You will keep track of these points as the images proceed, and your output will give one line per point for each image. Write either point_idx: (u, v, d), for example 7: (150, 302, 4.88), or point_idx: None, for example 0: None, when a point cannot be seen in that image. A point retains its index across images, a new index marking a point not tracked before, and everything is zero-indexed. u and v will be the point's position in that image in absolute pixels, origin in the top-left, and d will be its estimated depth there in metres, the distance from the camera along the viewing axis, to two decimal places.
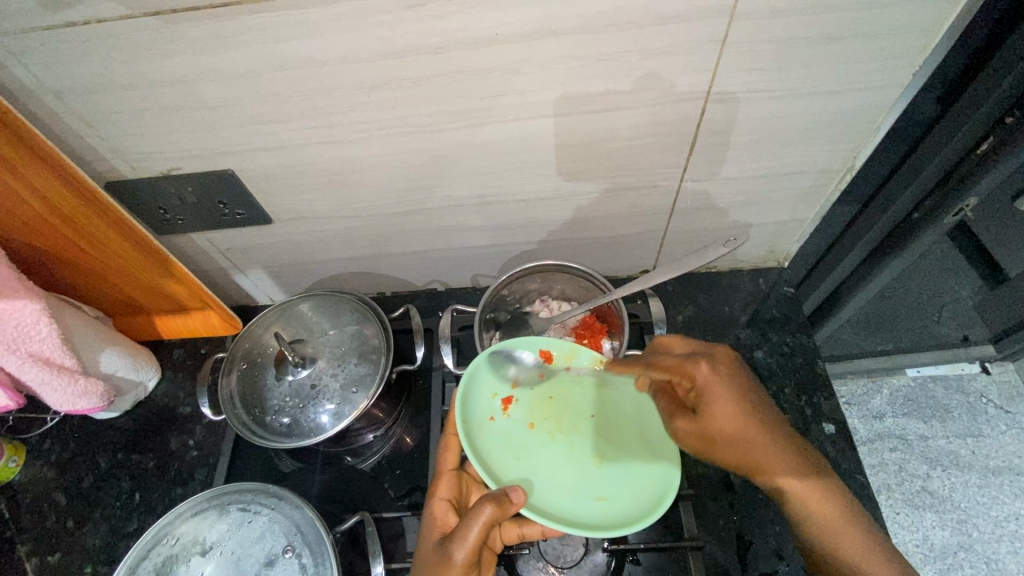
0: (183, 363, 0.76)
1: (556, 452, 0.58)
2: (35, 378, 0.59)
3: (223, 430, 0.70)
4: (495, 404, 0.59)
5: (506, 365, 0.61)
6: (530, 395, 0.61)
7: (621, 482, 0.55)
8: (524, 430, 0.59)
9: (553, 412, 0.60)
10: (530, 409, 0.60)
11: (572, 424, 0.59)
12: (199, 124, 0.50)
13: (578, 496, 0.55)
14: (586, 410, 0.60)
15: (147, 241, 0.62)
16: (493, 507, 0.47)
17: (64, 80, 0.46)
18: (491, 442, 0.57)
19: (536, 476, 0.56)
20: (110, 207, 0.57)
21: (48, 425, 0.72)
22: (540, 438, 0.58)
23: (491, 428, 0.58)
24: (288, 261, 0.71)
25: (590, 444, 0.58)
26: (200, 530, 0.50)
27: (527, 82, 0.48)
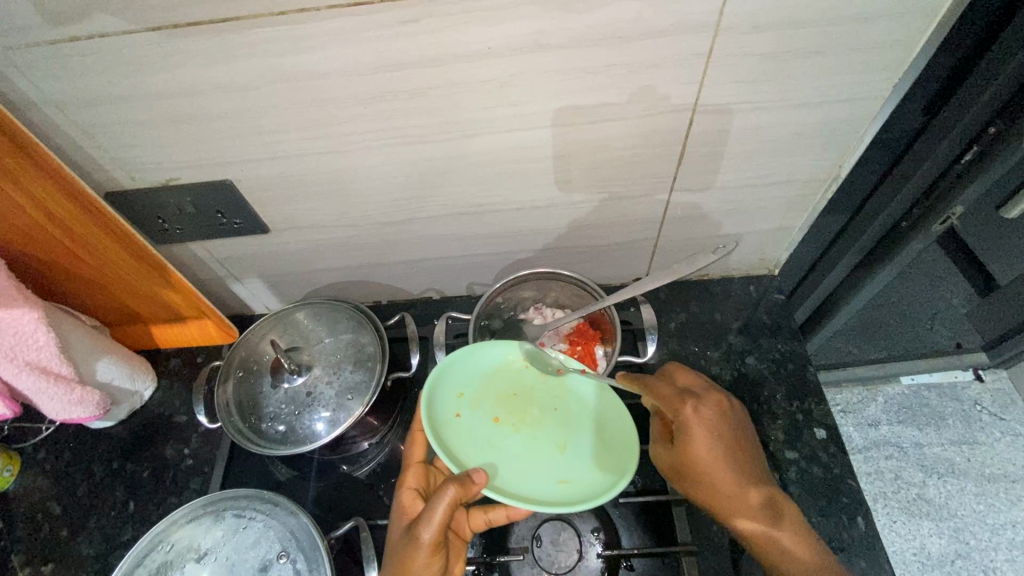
0: (179, 372, 0.77)
1: (521, 445, 0.57)
2: (30, 387, 0.59)
3: (219, 438, 0.70)
4: (458, 402, 0.59)
5: (467, 365, 0.61)
6: (492, 391, 0.60)
7: (585, 468, 0.55)
8: (489, 425, 0.58)
9: (516, 406, 0.60)
10: (494, 405, 0.59)
11: (535, 417, 0.59)
12: (199, 135, 0.52)
13: (543, 482, 0.54)
14: (550, 404, 0.60)
15: (147, 252, 0.63)
16: (455, 488, 0.47)
17: (65, 92, 0.47)
18: (455, 437, 0.56)
19: (502, 465, 0.55)
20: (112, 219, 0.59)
21: (43, 434, 0.72)
22: (505, 432, 0.57)
23: (455, 424, 0.57)
24: (285, 269, 0.72)
25: (556, 434, 0.58)
26: (195, 536, 0.50)
27: (518, 94, 0.49)
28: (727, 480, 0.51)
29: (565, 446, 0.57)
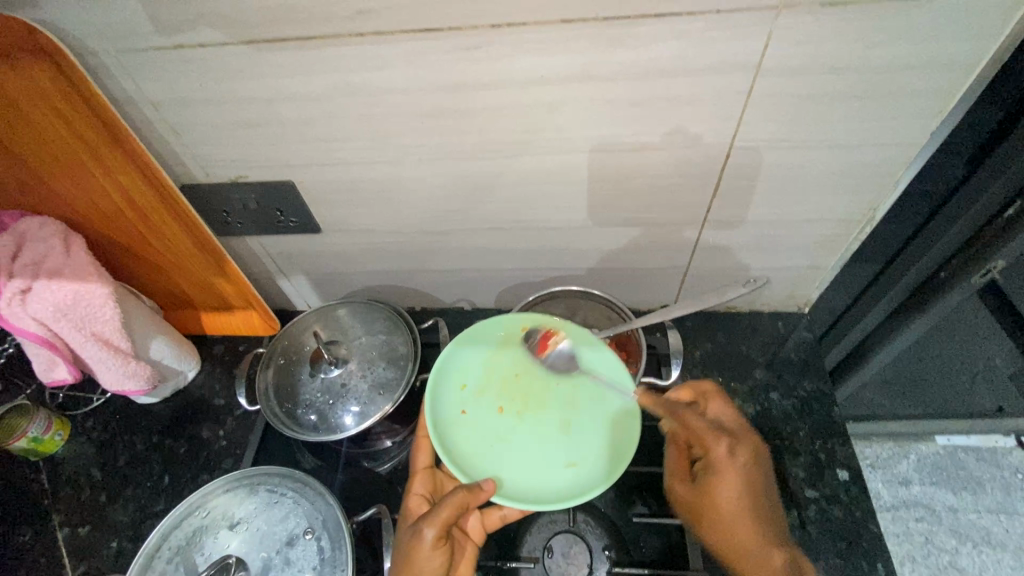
0: (222, 357, 0.81)
1: (527, 426, 0.59)
2: (92, 356, 0.65)
3: (253, 424, 0.74)
4: (462, 398, 0.60)
5: (467, 357, 0.63)
6: (493, 377, 0.62)
7: (590, 450, 0.57)
8: (494, 413, 0.60)
9: (518, 389, 0.61)
10: (499, 394, 0.61)
11: (540, 397, 0.61)
12: (271, 138, 0.57)
13: (551, 466, 0.57)
14: (552, 385, 0.61)
15: (209, 243, 0.68)
16: (463, 492, 0.50)
17: (162, 93, 0.53)
18: (461, 429, 0.58)
19: (509, 452, 0.58)
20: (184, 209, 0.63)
21: (93, 404, 0.78)
22: (510, 417, 0.60)
23: (461, 424, 0.59)
24: (330, 269, 0.76)
25: (560, 412, 0.60)
26: (230, 505, 0.54)
27: (564, 119, 0.52)
28: (746, 528, 0.51)
29: (567, 427, 0.59)
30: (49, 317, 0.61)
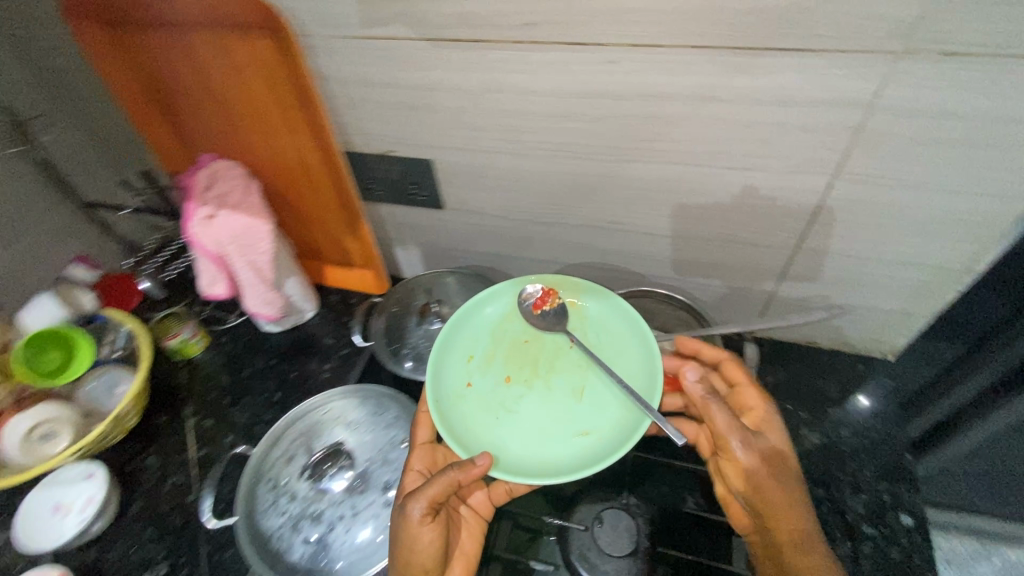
0: (335, 305, 0.94)
1: (536, 397, 0.66)
2: (245, 278, 0.79)
3: (353, 364, 0.85)
4: (469, 369, 0.68)
5: (475, 330, 0.70)
6: (497, 356, 0.69)
7: (607, 406, 0.64)
8: (501, 386, 0.67)
9: (524, 365, 0.68)
10: (504, 366, 0.68)
11: (546, 372, 0.68)
12: (424, 120, 0.68)
13: (564, 435, 0.63)
14: (558, 360, 0.68)
15: (354, 208, 0.81)
16: (453, 471, 0.55)
17: (350, 73, 0.65)
18: (471, 402, 0.65)
19: (521, 422, 0.64)
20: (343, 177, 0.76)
21: (226, 324, 0.92)
22: (519, 389, 0.66)
23: (471, 395, 0.66)
24: (440, 243, 0.87)
25: (569, 379, 0.67)
26: (348, 409, 0.75)
27: (680, 133, 0.59)
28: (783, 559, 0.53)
29: (582, 389, 0.66)
30: (223, 243, 0.75)
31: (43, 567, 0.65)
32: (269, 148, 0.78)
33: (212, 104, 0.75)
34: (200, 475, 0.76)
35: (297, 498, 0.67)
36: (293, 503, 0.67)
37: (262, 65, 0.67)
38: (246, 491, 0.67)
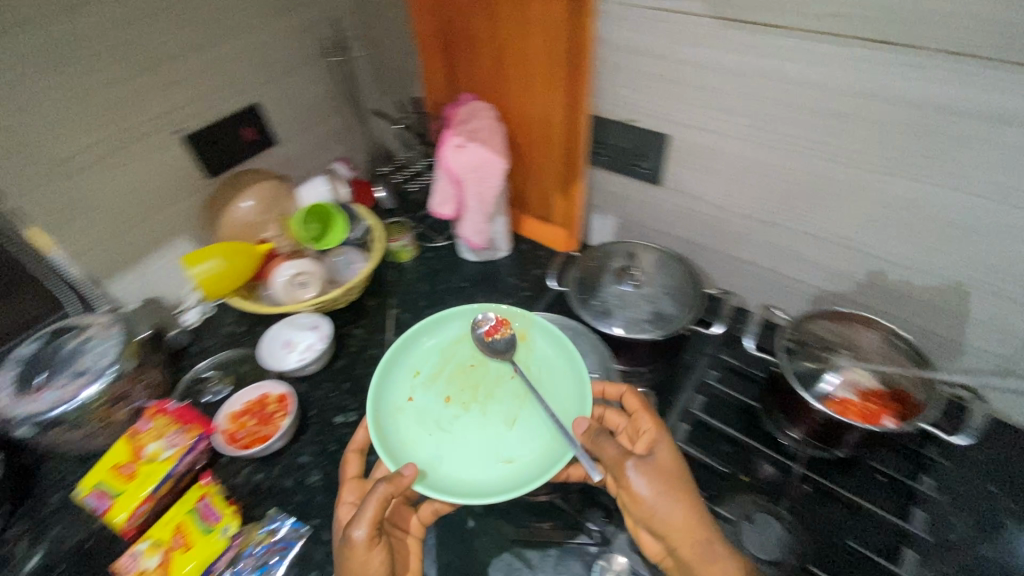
0: (526, 253, 1.06)
1: (471, 417, 0.74)
2: (470, 206, 0.92)
3: (533, 305, 0.96)
4: (423, 387, 0.77)
5: (432, 356, 0.81)
6: (443, 376, 0.79)
7: (533, 440, 0.71)
8: (439, 404, 0.75)
9: (464, 390, 0.77)
10: (452, 388, 0.78)
11: (486, 397, 0.76)
12: (678, 96, 0.73)
13: (491, 464, 0.69)
14: (502, 376, 0.79)
15: (576, 167, 0.90)
16: (386, 484, 0.59)
17: (626, 41, 0.73)
18: (409, 412, 0.74)
19: (451, 446, 0.71)
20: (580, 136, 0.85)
21: (434, 245, 1.09)
22: (454, 409, 0.75)
23: (416, 408, 0.75)
24: (642, 219, 0.91)
25: (507, 408, 0.75)
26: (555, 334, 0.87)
27: (961, 153, 0.57)
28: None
29: (514, 418, 0.74)
30: (465, 168, 0.88)
31: (275, 382, 0.84)
32: (522, 101, 0.89)
33: (487, 56, 0.88)
34: None
35: None
36: None
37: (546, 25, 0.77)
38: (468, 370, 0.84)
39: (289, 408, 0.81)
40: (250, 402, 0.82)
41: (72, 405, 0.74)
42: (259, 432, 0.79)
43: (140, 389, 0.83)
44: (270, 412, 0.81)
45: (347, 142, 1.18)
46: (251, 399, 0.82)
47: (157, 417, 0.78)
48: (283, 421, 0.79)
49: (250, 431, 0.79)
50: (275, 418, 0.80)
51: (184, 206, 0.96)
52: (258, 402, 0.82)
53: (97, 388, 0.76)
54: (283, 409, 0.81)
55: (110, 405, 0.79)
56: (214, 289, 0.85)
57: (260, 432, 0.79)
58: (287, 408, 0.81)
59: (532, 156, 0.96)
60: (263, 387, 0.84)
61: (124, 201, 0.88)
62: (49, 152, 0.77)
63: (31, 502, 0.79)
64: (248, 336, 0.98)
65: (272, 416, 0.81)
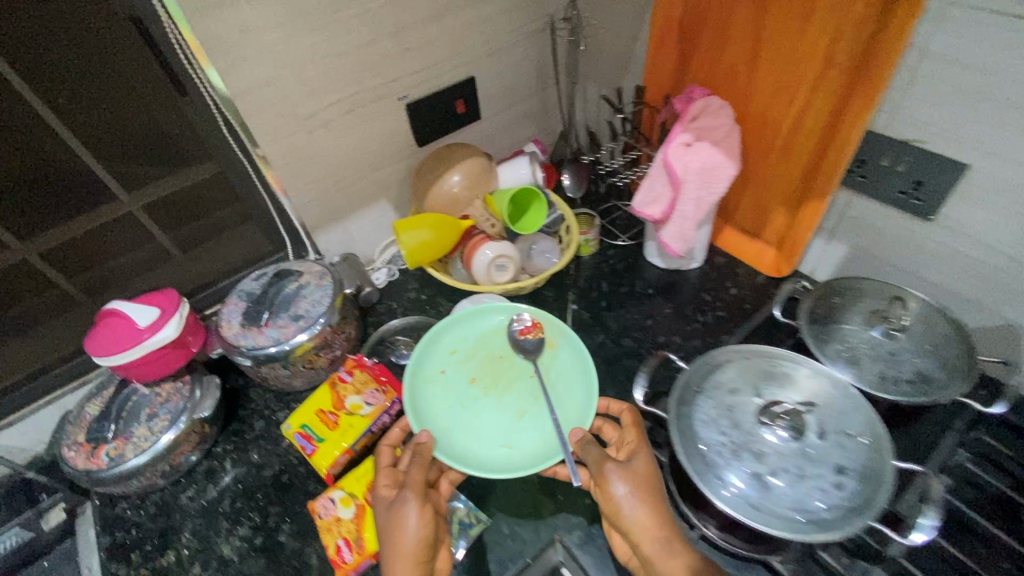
0: (719, 268, 0.97)
1: (489, 402, 0.79)
2: (681, 211, 0.85)
3: (729, 327, 0.88)
4: (461, 363, 0.82)
5: (474, 339, 0.84)
6: (474, 358, 0.83)
7: (537, 434, 0.75)
8: (465, 384, 0.80)
9: (489, 373, 0.81)
10: (482, 369, 0.81)
11: (506, 387, 0.80)
12: (1003, 122, 0.60)
13: (494, 445, 0.74)
14: (524, 372, 0.81)
15: (819, 184, 0.79)
16: (426, 447, 0.67)
17: (948, 48, 0.61)
18: (435, 385, 0.79)
19: (469, 425, 0.76)
20: (843, 156, 0.74)
21: (617, 242, 1.04)
22: (477, 389, 0.80)
23: (448, 379, 0.80)
24: (886, 253, 0.79)
25: (520, 402, 0.79)
26: (789, 372, 0.59)
27: None
28: None
29: (525, 412, 0.78)
30: (689, 171, 0.81)
31: None
32: (775, 107, 0.79)
33: (744, 52, 0.79)
34: None
35: (737, 428, 0.55)
36: (733, 430, 0.55)
37: (847, 26, 0.66)
38: (681, 394, 0.59)
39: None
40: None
41: (288, 345, 0.80)
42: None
43: (339, 340, 0.87)
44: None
45: (538, 122, 1.15)
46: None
47: (357, 371, 0.81)
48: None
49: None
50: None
51: (391, 171, 0.99)
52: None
53: (309, 334, 0.81)
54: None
55: (318, 351, 0.84)
56: (418, 258, 0.88)
57: None
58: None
59: (763, 167, 0.86)
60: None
61: (347, 160, 0.92)
62: (302, 108, 0.82)
63: (236, 424, 0.86)
64: (429, 305, 1.00)
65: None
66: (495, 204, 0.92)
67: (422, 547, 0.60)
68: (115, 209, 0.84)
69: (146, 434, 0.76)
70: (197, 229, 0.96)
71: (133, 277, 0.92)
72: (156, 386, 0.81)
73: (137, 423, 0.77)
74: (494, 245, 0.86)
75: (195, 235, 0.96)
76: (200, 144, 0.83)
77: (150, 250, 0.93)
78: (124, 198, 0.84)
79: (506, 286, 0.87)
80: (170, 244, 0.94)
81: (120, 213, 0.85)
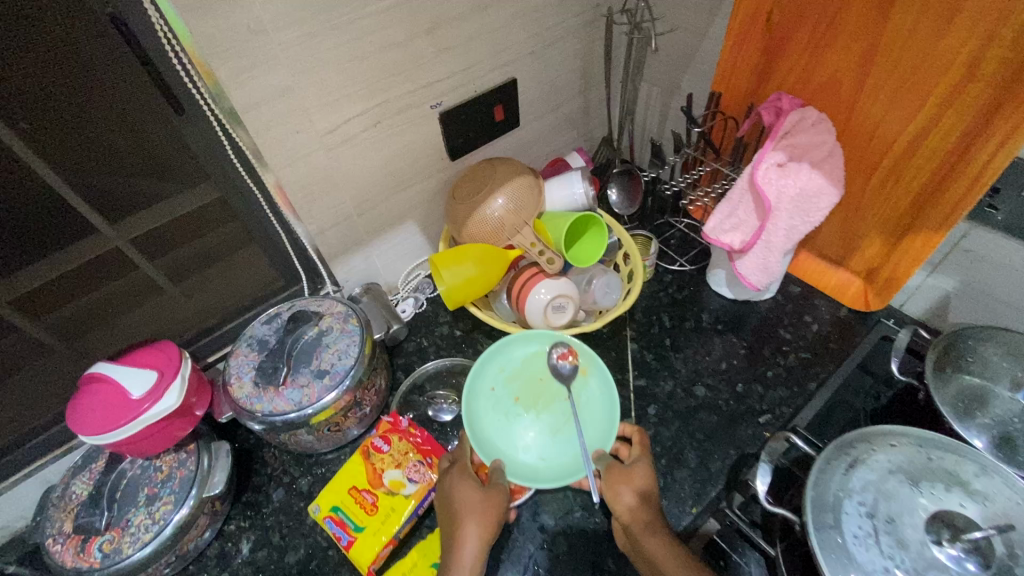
0: (794, 298, 0.86)
1: (526, 414, 0.68)
2: (766, 242, 0.73)
3: (815, 372, 0.77)
4: (496, 376, 0.71)
5: (511, 351, 0.72)
6: (522, 373, 0.71)
7: (567, 456, 0.65)
8: (507, 394, 0.70)
9: (530, 383, 0.70)
10: (516, 384, 0.70)
11: (544, 399, 0.70)
12: None
13: (524, 457, 0.65)
14: (565, 391, 0.70)
15: (935, 214, 0.68)
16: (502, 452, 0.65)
17: None
18: (478, 389, 0.69)
19: (504, 432, 0.67)
20: (975, 186, 0.63)
21: (674, 267, 0.92)
22: (517, 400, 0.69)
23: (488, 397, 0.69)
24: (1007, 294, 0.68)
25: (554, 422, 0.68)
26: (954, 467, 0.48)
27: None
28: None
29: (557, 434, 0.67)
30: (783, 198, 0.69)
31: None
32: (889, 122, 0.67)
33: (855, 56, 0.66)
34: (637, 402, 0.77)
35: (906, 551, 0.45)
36: (897, 552, 0.45)
37: (1006, 31, 0.54)
38: (826, 498, 0.48)
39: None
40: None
41: (312, 409, 0.67)
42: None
43: (370, 394, 0.74)
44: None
45: (579, 126, 1.01)
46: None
47: (393, 438, 0.69)
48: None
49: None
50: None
51: (419, 189, 0.85)
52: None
53: (337, 394, 0.68)
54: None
55: (345, 410, 0.71)
56: (459, 298, 0.77)
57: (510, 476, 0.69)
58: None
59: (860, 190, 0.74)
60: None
61: (371, 180, 0.78)
62: (320, 122, 0.68)
63: (251, 495, 0.74)
64: (465, 343, 0.88)
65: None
66: (547, 232, 0.80)
67: (486, 520, 0.57)
68: (96, 244, 0.69)
69: (147, 522, 0.63)
70: (188, 255, 0.78)
71: (118, 315, 0.75)
72: (157, 457, 0.68)
73: (135, 508, 0.64)
74: (550, 283, 0.75)
75: (189, 262, 0.78)
76: (201, 168, 0.67)
77: (136, 283, 0.75)
78: (109, 232, 0.68)
79: (563, 331, 0.75)
80: (158, 274, 0.76)
81: (102, 248, 0.70)
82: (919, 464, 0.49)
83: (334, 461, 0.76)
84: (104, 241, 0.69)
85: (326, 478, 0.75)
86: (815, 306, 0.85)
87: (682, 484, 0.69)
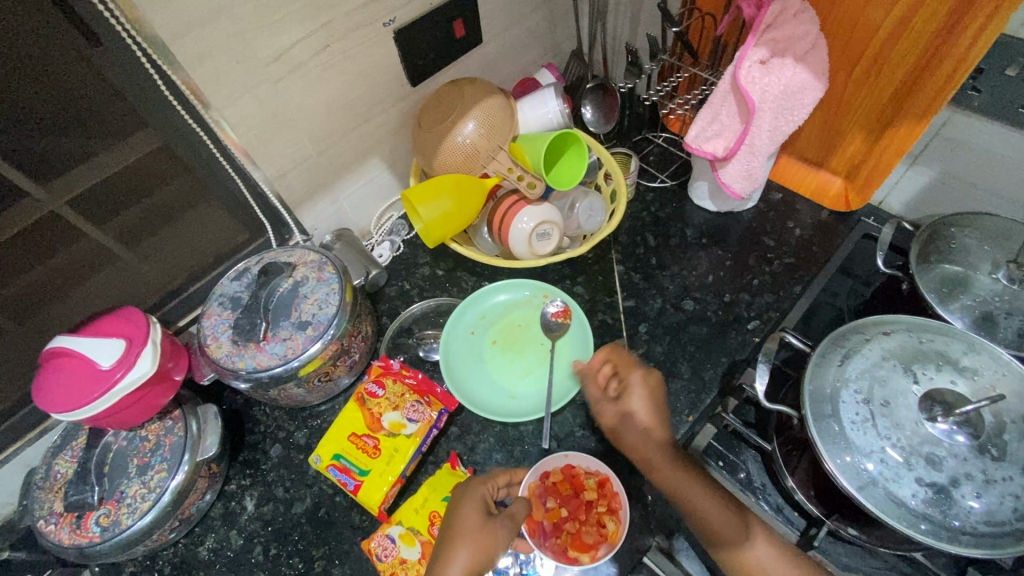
0: (776, 206, 0.85)
1: (501, 357, 0.74)
2: (752, 147, 0.70)
3: (800, 275, 0.78)
4: (477, 321, 0.76)
5: (493, 300, 0.78)
6: (504, 320, 0.76)
7: (537, 392, 0.71)
8: (484, 340, 0.75)
9: (509, 331, 0.76)
10: (496, 329, 0.76)
11: (519, 344, 0.75)
12: None
13: (499, 394, 0.71)
14: (540, 338, 0.75)
15: (919, 101, 0.66)
16: (536, 479, 0.63)
17: None
18: (456, 337, 0.74)
19: (482, 374, 0.73)
20: (961, 65, 0.61)
21: (655, 183, 0.89)
22: (494, 345, 0.75)
23: (467, 340, 0.75)
24: (982, 177, 0.69)
25: (528, 364, 0.73)
26: (943, 348, 0.50)
27: None
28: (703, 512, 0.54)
29: (530, 374, 0.73)
30: (768, 96, 0.66)
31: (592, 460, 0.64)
32: (873, 8, 0.63)
33: None
34: (628, 323, 0.77)
35: (902, 431, 0.47)
36: (893, 432, 0.47)
37: None
38: (824, 390, 0.50)
39: (618, 508, 0.61)
40: (559, 480, 0.63)
41: (299, 361, 0.64)
42: (580, 533, 0.60)
43: (357, 341, 0.72)
44: (591, 505, 0.61)
45: (545, 40, 0.94)
46: (560, 474, 0.63)
47: (387, 381, 0.68)
48: (614, 529, 0.60)
49: (568, 528, 0.60)
50: (602, 518, 0.60)
51: (382, 120, 0.78)
52: (570, 482, 0.63)
53: (322, 344, 0.65)
54: (609, 506, 0.61)
55: (335, 359, 0.69)
56: (439, 233, 0.73)
57: (585, 534, 0.60)
58: (616, 508, 0.61)
59: (842, 85, 0.71)
60: (573, 459, 0.64)
61: (328, 115, 0.71)
62: (262, 48, 0.60)
63: (248, 454, 0.72)
64: (448, 281, 0.85)
65: (595, 513, 0.61)
66: (524, 155, 0.77)
67: (477, 546, 0.54)
68: (30, 210, 0.60)
69: (143, 491, 0.61)
70: (138, 214, 0.69)
71: (68, 288, 0.68)
72: (141, 428, 0.65)
73: (128, 479, 0.62)
74: (533, 211, 0.72)
75: (141, 221, 0.70)
76: (134, 112, 0.59)
77: (83, 252, 0.67)
78: (43, 195, 0.60)
79: (548, 259, 0.73)
80: (107, 240, 0.68)
81: (37, 215, 0.61)
82: (912, 348, 0.50)
83: (329, 411, 0.75)
84: (36, 207, 0.60)
85: (323, 429, 0.73)
86: (797, 210, 0.84)
87: (678, 395, 0.70)
